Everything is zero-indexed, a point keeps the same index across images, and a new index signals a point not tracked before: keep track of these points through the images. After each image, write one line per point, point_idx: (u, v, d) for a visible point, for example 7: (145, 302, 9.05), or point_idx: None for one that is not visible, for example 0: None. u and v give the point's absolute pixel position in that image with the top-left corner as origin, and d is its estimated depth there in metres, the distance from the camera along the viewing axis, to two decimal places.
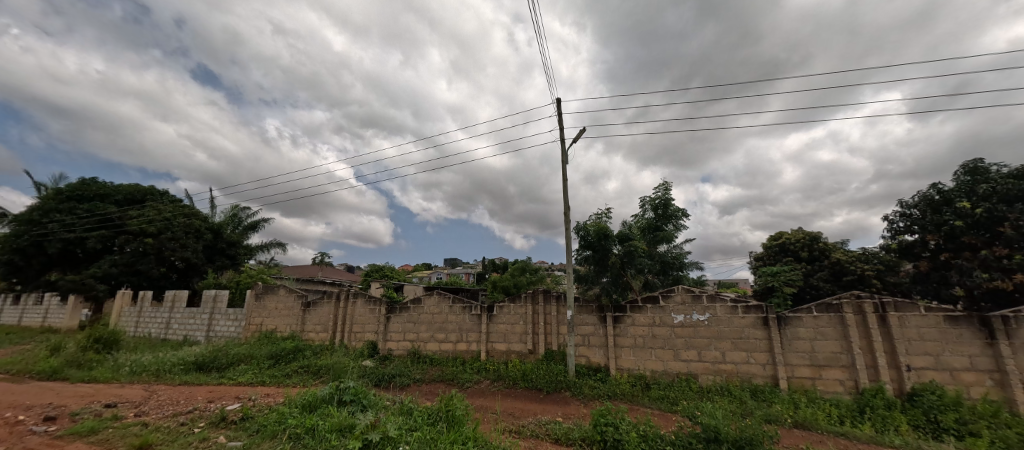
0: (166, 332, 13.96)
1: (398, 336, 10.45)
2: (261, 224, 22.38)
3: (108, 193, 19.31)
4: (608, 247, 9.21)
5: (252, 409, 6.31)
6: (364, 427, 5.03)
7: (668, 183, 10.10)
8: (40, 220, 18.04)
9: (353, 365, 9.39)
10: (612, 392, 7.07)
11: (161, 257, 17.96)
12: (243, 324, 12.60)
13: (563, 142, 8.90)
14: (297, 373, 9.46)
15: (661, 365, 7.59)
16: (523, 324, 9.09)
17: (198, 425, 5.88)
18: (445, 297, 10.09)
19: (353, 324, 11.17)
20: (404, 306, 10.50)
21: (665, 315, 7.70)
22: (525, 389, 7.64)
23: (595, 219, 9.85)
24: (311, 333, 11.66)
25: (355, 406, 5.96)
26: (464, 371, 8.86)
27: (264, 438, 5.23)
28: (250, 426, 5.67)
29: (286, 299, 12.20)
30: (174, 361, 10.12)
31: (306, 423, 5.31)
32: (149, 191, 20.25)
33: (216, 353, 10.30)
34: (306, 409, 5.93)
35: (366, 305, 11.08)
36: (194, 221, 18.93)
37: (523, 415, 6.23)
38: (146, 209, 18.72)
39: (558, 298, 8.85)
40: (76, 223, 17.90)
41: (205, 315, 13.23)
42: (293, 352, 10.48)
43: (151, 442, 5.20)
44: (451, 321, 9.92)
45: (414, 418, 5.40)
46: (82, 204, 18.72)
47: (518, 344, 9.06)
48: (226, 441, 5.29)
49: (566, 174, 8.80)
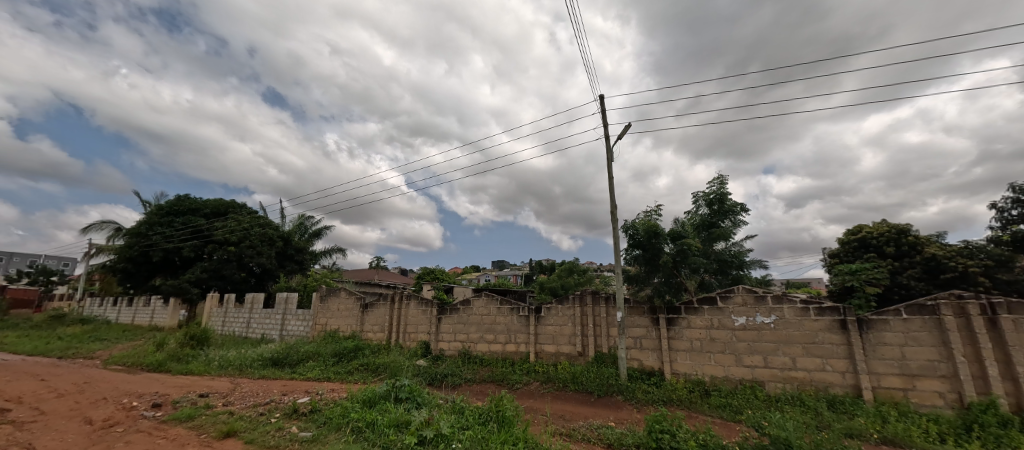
0: (246, 331, 15.40)
1: (450, 336, 10.70)
2: (323, 231, 24.01)
3: (197, 207, 21.73)
4: (659, 246, 8.82)
5: (320, 403, 6.78)
6: (419, 424, 5.19)
7: (724, 176, 9.47)
8: (145, 232, 20.67)
9: (408, 364, 9.77)
10: (667, 398, 6.73)
11: (241, 262, 19.93)
12: (310, 323, 13.57)
13: (608, 139, 8.66)
14: (358, 370, 10.01)
15: (722, 371, 7.11)
16: (571, 326, 8.94)
17: (274, 415, 6.40)
18: (493, 298, 10.20)
19: (407, 324, 11.61)
20: (454, 307, 10.75)
21: (724, 317, 7.22)
22: (576, 392, 7.49)
23: (644, 217, 9.47)
24: (370, 333, 12.29)
25: (411, 403, 6.18)
26: (515, 372, 8.87)
27: (329, 431, 5.55)
28: (318, 418, 6.07)
29: (346, 300, 12.97)
30: (253, 357, 11.13)
31: (366, 418, 5.60)
32: (230, 204, 22.56)
33: (288, 350, 11.18)
34: (366, 404, 6.25)
35: (419, 306, 11.47)
36: (267, 230, 20.80)
37: (574, 419, 6.11)
38: (228, 220, 20.91)
39: (607, 299, 8.60)
40: (173, 235, 20.34)
41: (278, 316, 14.43)
42: (354, 351, 11.10)
43: (235, 429, 5.72)
44: (500, 322, 10.00)
45: (466, 417, 5.49)
46: (177, 218, 21.24)
47: (567, 346, 8.93)
48: (298, 431, 5.70)
49: (612, 172, 8.54)
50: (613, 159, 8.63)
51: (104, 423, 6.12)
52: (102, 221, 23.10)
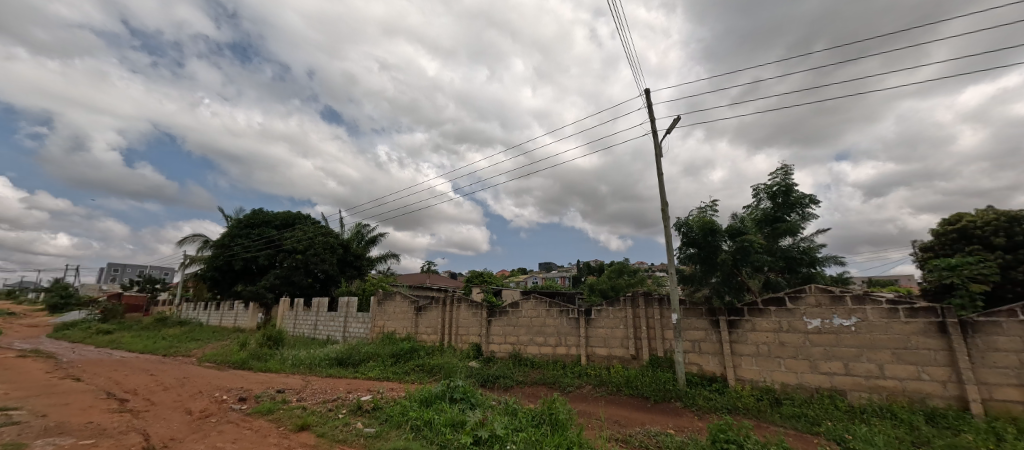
0: (314, 332, 16.60)
1: (500, 338, 10.83)
2: (378, 238, 25.32)
3: (269, 219, 23.85)
4: (717, 243, 8.33)
5: (381, 401, 7.14)
6: (474, 424, 5.31)
7: (788, 166, 8.75)
8: (227, 243, 23.02)
9: (460, 366, 10.00)
10: (731, 406, 6.31)
11: (308, 269, 21.58)
12: (369, 326, 14.36)
13: (656, 134, 8.34)
14: (414, 370, 10.43)
15: (795, 378, 6.54)
16: (623, 328, 8.69)
17: (341, 411, 6.84)
18: (541, 301, 10.17)
19: (459, 326, 11.90)
20: (503, 309, 10.86)
21: (795, 320, 6.65)
22: (631, 396, 7.25)
23: (699, 213, 9.01)
24: (424, 335, 12.76)
25: (465, 404, 6.33)
26: (566, 375, 8.78)
27: (390, 428, 5.83)
28: (380, 416, 6.41)
29: (402, 304, 13.58)
30: (321, 356, 11.97)
31: (424, 417, 5.82)
32: (297, 216, 24.52)
33: (351, 350, 11.90)
34: (423, 404, 6.49)
35: (469, 309, 11.72)
36: (329, 239, 22.35)
37: (630, 424, 5.92)
38: (296, 231, 22.76)
39: (661, 301, 8.25)
40: (250, 245, 22.49)
41: (341, 318, 15.43)
42: (410, 352, 11.58)
43: (308, 423, 6.19)
44: (549, 325, 9.95)
45: (519, 419, 5.52)
46: (253, 230, 23.43)
47: (619, 348, 8.68)
48: (363, 426, 6.05)
49: (661, 168, 8.20)
50: (661, 155, 8.29)
51: (201, 414, 6.88)
52: (193, 235, 26.10)
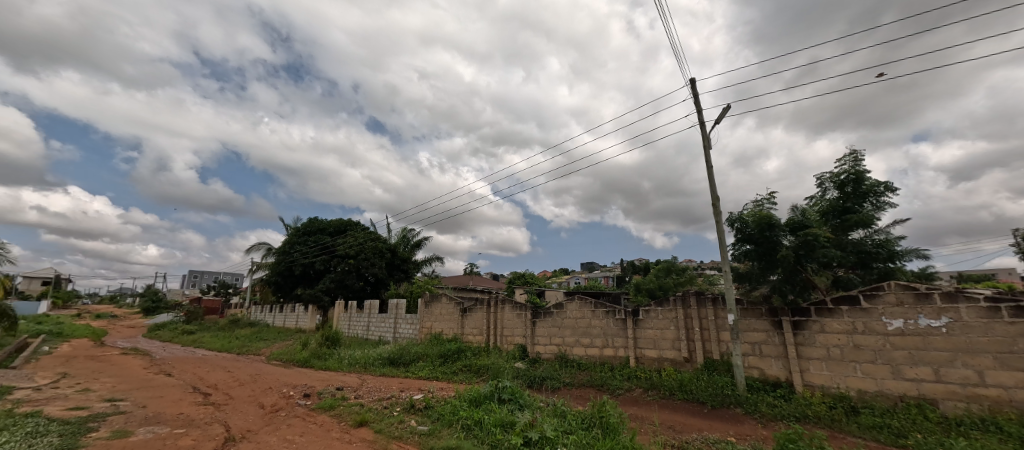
0: (367, 333, 17.45)
1: (545, 339, 10.78)
2: (423, 242, 26.16)
3: (323, 226, 25.40)
4: (777, 238, 7.78)
5: (433, 400, 7.36)
6: (524, 424, 5.34)
7: (859, 151, 8.00)
8: (288, 250, 24.83)
9: (507, 367, 10.07)
10: (800, 414, 5.85)
11: (359, 273, 22.83)
12: (418, 327, 14.86)
13: (704, 125, 7.95)
14: (462, 371, 10.66)
15: (873, 385, 5.94)
16: (674, 329, 8.35)
17: (396, 409, 7.14)
18: (586, 302, 10.02)
19: (504, 328, 11.99)
20: (548, 311, 10.82)
21: (872, 321, 6.05)
22: (685, 402, 6.95)
23: (755, 207, 8.48)
24: (470, 335, 13.00)
25: (514, 405, 6.38)
26: (614, 377, 8.59)
27: (442, 426, 6.00)
28: (432, 414, 6.61)
29: (448, 305, 13.94)
30: (374, 356, 12.56)
31: (474, 417, 5.93)
32: (348, 223, 25.95)
33: (402, 351, 12.37)
34: (473, 403, 6.61)
35: (513, 310, 11.78)
36: (378, 244, 23.47)
37: (686, 430, 5.68)
38: (348, 237, 24.11)
39: (714, 300, 7.83)
40: (308, 251, 24.09)
41: (391, 319, 16.10)
42: (457, 352, 11.85)
43: (367, 419, 6.52)
44: (595, 326, 9.78)
45: (569, 421, 5.47)
46: (309, 237, 25.08)
47: (670, 350, 8.34)
48: (416, 424, 6.27)
49: (711, 160, 7.80)
50: (710, 147, 7.89)
51: (272, 408, 7.47)
52: (259, 243, 28.36)
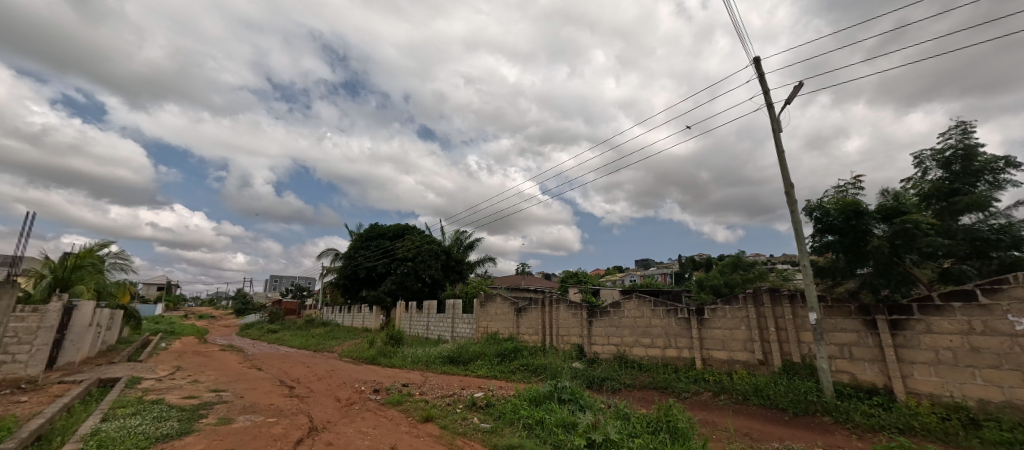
0: (427, 332, 18.18)
1: (603, 339, 10.54)
2: (476, 243, 26.78)
3: (383, 231, 26.91)
4: (866, 227, 6.97)
5: (493, 398, 7.50)
6: (586, 426, 5.24)
7: (968, 122, 6.93)
8: (353, 254, 26.62)
9: (565, 367, 9.98)
10: (904, 425, 5.18)
11: (417, 275, 23.95)
12: (475, 326, 15.20)
13: (772, 106, 7.32)
14: (519, 370, 10.74)
15: (999, 395, 5.09)
16: (745, 329, 7.78)
17: (459, 406, 7.37)
18: (645, 300, 9.67)
19: (560, 327, 11.90)
20: (604, 310, 10.58)
21: (994, 319, 5.18)
22: (763, 408, 6.44)
23: (837, 193, 7.67)
24: (526, 335, 13.07)
25: (574, 405, 6.32)
26: (679, 380, 8.18)
27: (504, 425, 6.08)
28: (494, 412, 6.73)
29: (503, 305, 14.14)
30: (435, 354, 13.05)
31: (536, 416, 5.95)
32: (405, 227, 27.30)
33: (460, 350, 12.73)
34: (533, 403, 6.64)
35: (568, 310, 11.67)
36: (434, 246, 24.46)
37: (765, 439, 5.26)
38: (406, 241, 25.37)
39: (792, 298, 7.18)
40: (371, 255, 25.70)
41: (449, 319, 16.65)
42: (514, 351, 11.96)
43: (432, 415, 6.78)
44: (656, 325, 9.39)
45: (633, 424, 5.30)
46: (371, 242, 26.66)
47: (742, 352, 7.79)
48: (479, 422, 6.43)
49: (782, 144, 7.16)
50: (780, 130, 7.24)
51: (347, 401, 8.06)
52: (328, 249, 30.71)
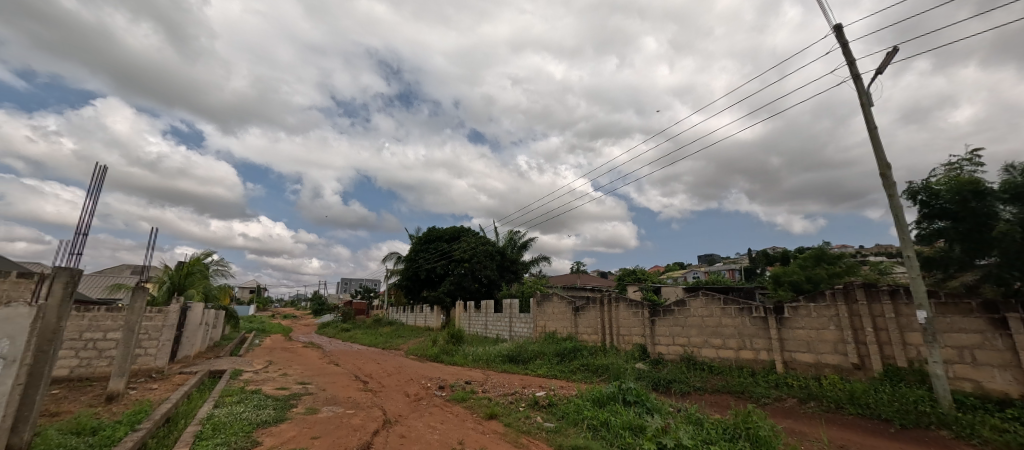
0: (486, 331, 18.55)
1: (668, 339, 10.04)
2: (530, 242, 26.91)
3: (441, 234, 27.98)
4: (989, 210, 5.98)
5: (555, 398, 7.48)
6: (656, 430, 5.04)
7: None
8: (414, 257, 27.97)
9: (628, 367, 9.65)
10: None
11: (474, 275, 24.55)
12: (532, 326, 15.24)
13: (859, 79, 6.52)
14: (580, 370, 10.59)
15: None
16: (835, 330, 7.02)
17: (521, 405, 7.43)
18: (714, 298, 9.10)
19: (620, 327, 11.54)
20: (668, 309, 10.10)
21: None
22: (860, 418, 5.75)
23: (949, 172, 6.67)
24: (585, 334, 12.85)
25: (641, 408, 6.10)
26: (757, 384, 7.57)
27: (568, 425, 6.03)
28: (557, 412, 6.70)
29: (560, 304, 14.04)
30: (494, 353, 13.28)
31: (600, 418, 5.83)
32: (462, 230, 28.16)
33: (520, 349, 12.83)
34: (596, 404, 6.52)
35: (629, 308, 11.29)
36: (489, 247, 25.00)
37: None
38: (463, 242, 26.16)
39: (894, 294, 6.33)
40: (431, 257, 26.87)
41: (507, 318, 16.86)
42: (573, 351, 11.81)
43: (496, 412, 6.91)
44: (727, 325, 8.78)
45: (706, 430, 5.01)
46: (430, 244, 27.85)
47: (832, 354, 7.03)
48: (543, 421, 6.43)
49: (872, 121, 6.36)
50: (870, 104, 6.43)
51: (415, 396, 8.47)
52: (391, 252, 32.53)
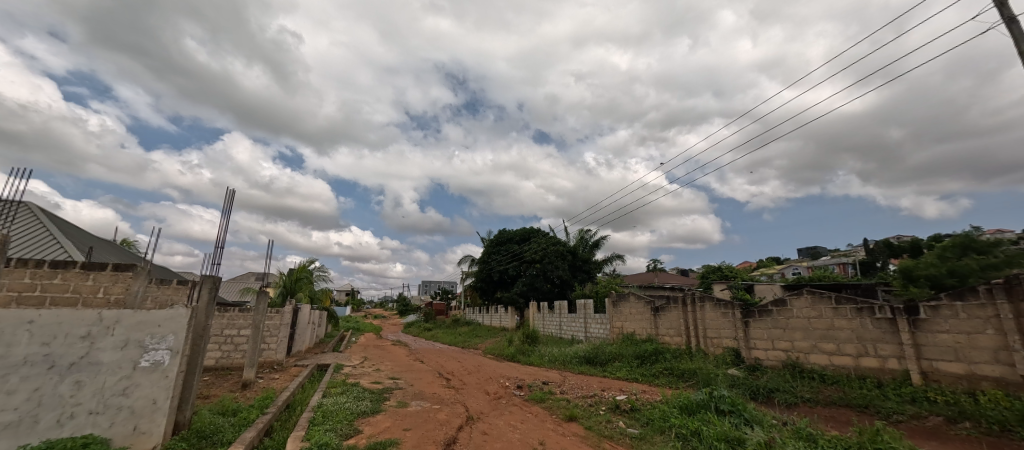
0: (561, 332, 18.38)
1: (766, 343, 9.03)
2: (602, 241, 26.18)
3: (512, 236, 28.46)
4: None
5: (638, 402, 7.13)
6: (757, 444, 4.56)
7: None
8: (487, 259, 28.83)
9: (718, 373, 8.83)
10: None
11: (546, 276, 24.56)
12: (609, 327, 14.75)
13: (1013, 23, 5.27)
14: (663, 374, 9.99)
15: None
16: (994, 335, 5.74)
17: (602, 408, 7.22)
18: (823, 297, 8.00)
19: (708, 329, 10.64)
20: (765, 309, 9.10)
21: None
22: None
23: None
24: (667, 337, 12.09)
25: (738, 419, 5.55)
26: (885, 398, 6.47)
27: (654, 432, 5.71)
28: (641, 418, 6.38)
29: (637, 305, 13.41)
30: (571, 354, 13.09)
31: (690, 426, 5.42)
32: (532, 231, 28.39)
33: (597, 350, 12.49)
34: (685, 411, 6.07)
35: (716, 309, 10.40)
36: (560, 247, 24.85)
37: None
38: (533, 243, 26.39)
39: None
40: (504, 259, 27.51)
41: (582, 319, 16.55)
42: (655, 354, 11.17)
43: (576, 414, 6.79)
44: (842, 328, 7.65)
45: (821, 447, 4.39)
46: (502, 246, 28.49)
47: (991, 365, 5.75)
48: (626, 426, 6.17)
49: None
50: None
51: (495, 395, 8.67)
52: (465, 255, 33.89)
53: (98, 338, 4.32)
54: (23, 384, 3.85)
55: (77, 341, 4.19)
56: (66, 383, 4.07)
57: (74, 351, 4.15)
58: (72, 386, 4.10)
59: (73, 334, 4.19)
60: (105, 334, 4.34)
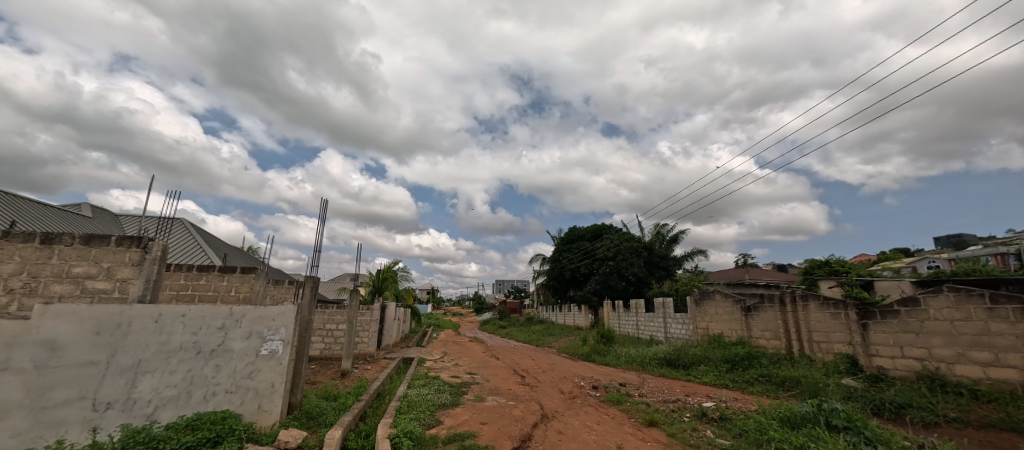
0: (638, 331, 17.51)
1: (890, 350, 7.64)
2: (680, 235, 24.47)
3: (583, 233, 27.87)
4: None
5: (728, 411, 6.47)
6: None
7: None
8: (558, 257, 28.62)
9: (829, 383, 7.64)
10: None
11: (620, 273, 23.63)
12: (691, 327, 13.67)
13: None
14: (758, 381, 8.95)
15: None
16: None
17: (686, 414, 6.66)
18: (971, 296, 6.54)
19: (813, 331, 9.31)
20: (888, 309, 7.69)
21: None
22: None
23: None
24: (761, 340, 10.83)
25: (856, 437, 4.71)
26: None
27: (749, 445, 5.10)
28: (732, 428, 5.75)
29: (725, 304, 12.23)
30: (650, 355, 12.37)
31: (793, 441, 4.76)
32: (604, 227, 27.51)
33: (679, 352, 11.63)
34: (786, 424, 5.35)
35: (823, 309, 9.07)
36: (634, 243, 23.74)
37: None
38: (605, 240, 25.56)
39: None
40: (575, 257, 27.08)
41: (661, 319, 15.60)
42: (748, 359, 10.03)
43: (656, 419, 6.34)
44: (1002, 334, 6.19)
45: None
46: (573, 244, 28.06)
47: None
48: (714, 436, 5.60)
49: None
50: None
51: (570, 394, 8.48)
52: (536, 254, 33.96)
53: (230, 329, 5.02)
54: (179, 365, 4.66)
55: (215, 331, 4.93)
56: (209, 366, 4.82)
57: (213, 339, 4.90)
58: (213, 369, 4.84)
59: (212, 325, 4.93)
60: (235, 325, 5.04)
